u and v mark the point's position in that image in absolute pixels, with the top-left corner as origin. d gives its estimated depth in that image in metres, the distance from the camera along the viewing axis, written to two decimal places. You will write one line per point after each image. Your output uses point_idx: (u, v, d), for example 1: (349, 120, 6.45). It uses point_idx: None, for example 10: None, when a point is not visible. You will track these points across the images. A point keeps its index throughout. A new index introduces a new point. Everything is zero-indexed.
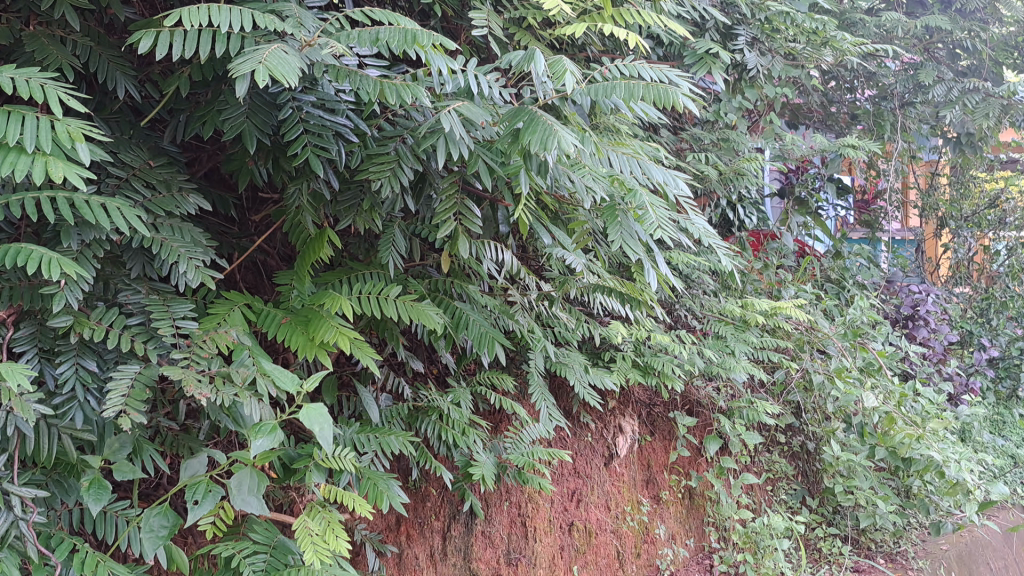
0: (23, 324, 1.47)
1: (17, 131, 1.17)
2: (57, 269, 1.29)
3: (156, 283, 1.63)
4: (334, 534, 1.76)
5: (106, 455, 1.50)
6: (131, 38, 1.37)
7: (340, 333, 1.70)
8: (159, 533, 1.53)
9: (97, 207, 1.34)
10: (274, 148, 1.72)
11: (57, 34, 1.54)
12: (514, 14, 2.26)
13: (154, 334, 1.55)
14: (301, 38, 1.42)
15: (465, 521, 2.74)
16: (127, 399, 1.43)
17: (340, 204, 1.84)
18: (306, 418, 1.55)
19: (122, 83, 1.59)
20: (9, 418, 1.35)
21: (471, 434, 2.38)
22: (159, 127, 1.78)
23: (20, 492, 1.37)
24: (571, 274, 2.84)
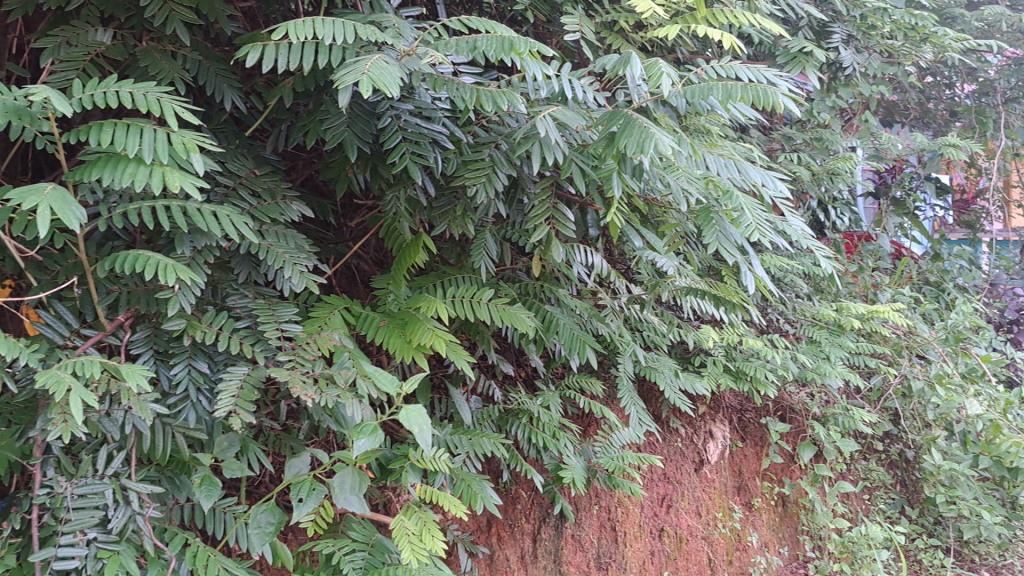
0: (139, 326, 1.55)
1: (136, 144, 1.22)
2: (172, 275, 1.35)
3: (261, 287, 1.69)
4: (431, 533, 1.79)
5: (216, 454, 1.56)
6: (238, 52, 1.41)
7: (436, 336, 1.73)
8: (266, 529, 1.60)
9: (208, 215, 1.39)
10: (374, 156, 1.76)
11: (168, 49, 1.61)
12: (606, 18, 2.26)
13: (260, 337, 1.61)
14: (400, 48, 1.45)
15: (556, 524, 2.74)
16: (236, 400, 1.48)
17: (435, 210, 1.88)
18: (406, 419, 1.59)
19: (228, 95, 1.65)
20: (127, 418, 1.44)
21: (562, 438, 2.39)
22: (261, 137, 1.85)
23: (137, 487, 1.45)
24: (662, 277, 2.82)
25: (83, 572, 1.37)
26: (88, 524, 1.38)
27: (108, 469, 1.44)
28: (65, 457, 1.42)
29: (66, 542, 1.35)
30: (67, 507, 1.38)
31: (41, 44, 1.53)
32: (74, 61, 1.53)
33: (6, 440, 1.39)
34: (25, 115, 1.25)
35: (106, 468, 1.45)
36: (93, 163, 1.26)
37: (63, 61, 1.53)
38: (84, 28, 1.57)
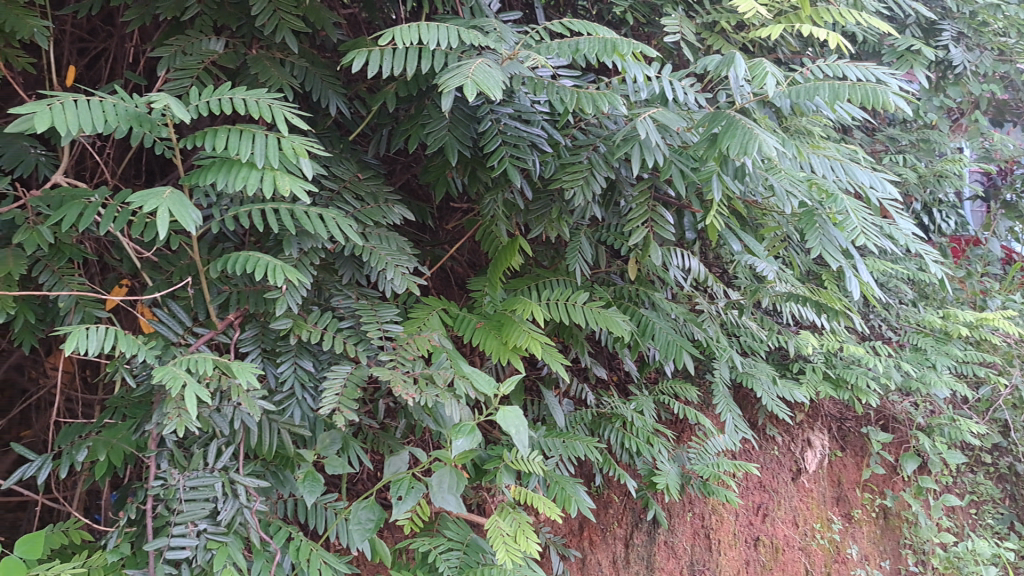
0: (248, 325, 1.61)
1: (248, 148, 1.26)
2: (280, 275, 1.39)
3: (364, 288, 1.73)
4: (525, 535, 1.80)
5: (319, 450, 1.61)
6: (344, 58, 1.45)
7: (532, 338, 1.73)
8: (366, 526, 1.64)
9: (315, 217, 1.43)
10: (473, 160, 1.78)
11: (277, 56, 1.66)
12: (707, 18, 2.24)
13: (363, 336, 1.64)
14: (502, 52, 1.46)
15: (648, 530, 2.70)
16: (340, 398, 1.52)
17: (532, 212, 1.89)
18: (503, 419, 1.61)
19: (334, 100, 1.70)
20: (236, 413, 1.49)
21: (656, 443, 2.36)
22: (363, 142, 1.89)
23: (245, 481, 1.49)
24: (760, 282, 2.77)
25: (193, 562, 1.42)
26: (198, 516, 1.42)
27: (217, 463, 1.49)
28: (177, 450, 1.48)
29: (178, 533, 1.40)
30: (179, 498, 1.42)
31: (158, 53, 1.60)
32: (188, 69, 1.60)
33: (123, 434, 1.53)
34: (145, 121, 1.31)
35: (216, 462, 1.50)
36: (208, 167, 1.31)
37: (178, 70, 1.59)
38: (197, 37, 1.63)
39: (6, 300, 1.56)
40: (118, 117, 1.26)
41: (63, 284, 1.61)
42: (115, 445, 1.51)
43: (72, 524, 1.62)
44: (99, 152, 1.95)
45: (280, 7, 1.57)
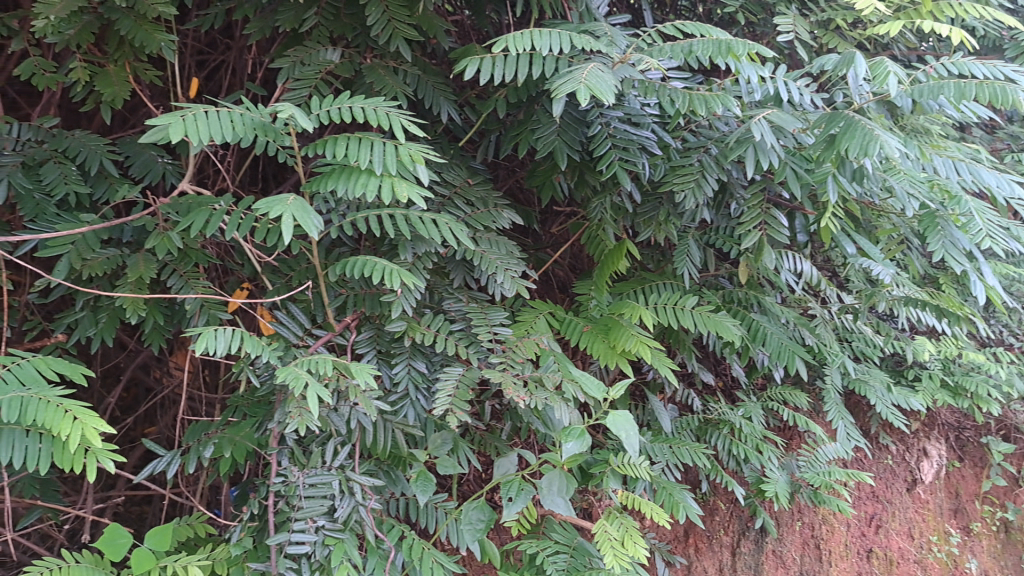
0: (364, 327, 1.66)
1: (367, 156, 1.30)
2: (396, 279, 1.42)
3: (474, 292, 1.75)
4: (633, 540, 1.79)
5: (431, 450, 1.67)
6: (458, 65, 1.48)
7: (641, 342, 1.71)
8: (476, 526, 1.68)
9: (429, 223, 1.46)
10: (582, 164, 1.79)
11: (390, 65, 1.71)
12: (821, 16, 2.19)
13: (474, 339, 1.66)
14: (614, 55, 1.47)
15: (756, 538, 2.65)
16: (452, 399, 1.54)
17: (640, 215, 1.89)
18: (613, 424, 1.61)
19: (445, 107, 1.74)
20: (353, 413, 1.53)
21: (765, 450, 2.32)
22: (471, 148, 1.92)
23: (360, 479, 1.55)
24: (876, 285, 2.69)
25: (312, 557, 1.47)
26: (317, 512, 1.47)
27: (335, 461, 1.54)
28: (297, 448, 1.53)
29: (298, 529, 1.45)
30: (299, 495, 1.47)
31: (278, 64, 1.66)
32: (306, 79, 1.65)
33: (246, 431, 1.58)
34: (270, 131, 1.36)
35: (333, 460, 1.55)
36: (328, 174, 1.36)
37: (297, 80, 1.65)
38: (315, 48, 1.69)
39: (138, 303, 1.65)
40: (244, 126, 1.32)
41: (190, 287, 1.70)
42: (239, 442, 1.56)
43: (197, 518, 1.70)
44: (220, 160, 2.03)
45: (395, 17, 1.61)
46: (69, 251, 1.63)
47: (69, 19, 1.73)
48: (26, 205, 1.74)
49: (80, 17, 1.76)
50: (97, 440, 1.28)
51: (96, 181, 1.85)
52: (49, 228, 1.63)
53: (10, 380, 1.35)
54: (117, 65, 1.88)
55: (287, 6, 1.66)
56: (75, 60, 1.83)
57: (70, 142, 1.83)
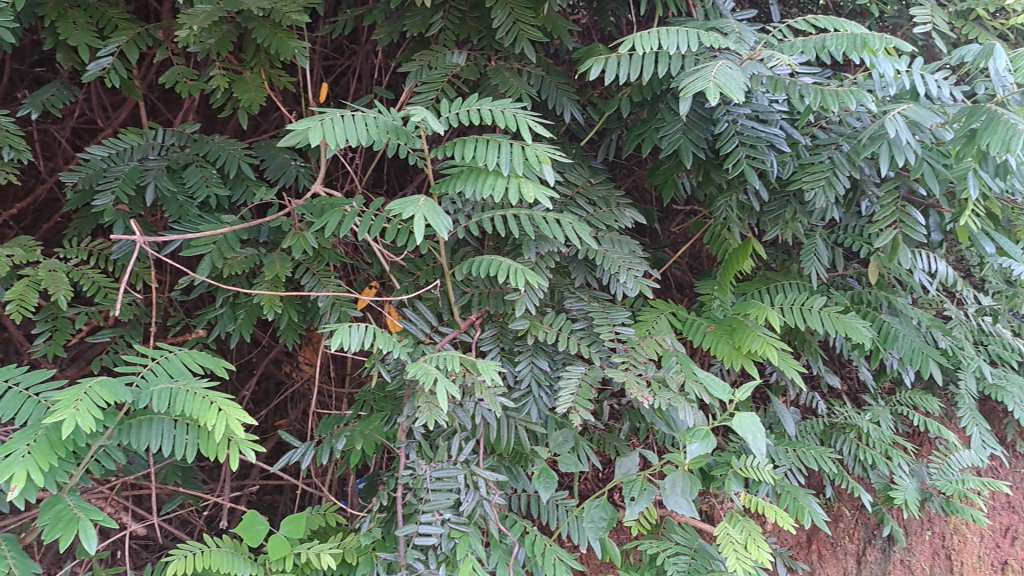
0: (488, 326, 1.70)
1: (494, 156, 1.32)
2: (521, 278, 1.45)
3: (597, 292, 1.76)
4: (757, 544, 1.76)
5: (553, 448, 1.68)
6: (583, 66, 1.49)
7: (767, 343, 1.68)
8: (599, 524, 1.68)
9: (553, 222, 1.47)
10: (707, 163, 1.77)
11: (515, 67, 1.73)
12: (961, 6, 2.10)
13: (596, 338, 1.67)
14: (743, 51, 1.45)
15: (882, 546, 2.56)
16: (575, 397, 1.56)
17: (766, 214, 1.85)
18: (740, 426, 1.59)
19: (568, 107, 1.75)
20: (477, 409, 1.57)
21: (894, 456, 2.23)
22: (592, 148, 1.93)
23: (485, 474, 1.59)
24: (1018, 286, 2.56)
25: (439, 549, 1.53)
26: (444, 505, 1.53)
27: (460, 456, 1.59)
28: (424, 442, 1.60)
29: (426, 520, 1.52)
30: (426, 488, 1.54)
31: (407, 69, 1.71)
32: (433, 83, 1.70)
33: (376, 424, 1.68)
34: (401, 134, 1.39)
35: (459, 453, 1.60)
36: (456, 176, 1.39)
37: (424, 83, 1.69)
38: (442, 51, 1.73)
39: (274, 299, 1.74)
40: (378, 130, 1.37)
41: (322, 285, 1.78)
42: (368, 435, 1.66)
43: (328, 507, 1.77)
44: (349, 162, 2.11)
45: (520, 19, 1.63)
46: (210, 250, 1.73)
47: (210, 29, 1.82)
48: (171, 207, 1.85)
49: (220, 26, 1.84)
50: (241, 432, 1.36)
51: (234, 184, 1.94)
52: (194, 229, 1.74)
53: (159, 373, 1.46)
54: (253, 72, 1.96)
55: (416, 11, 1.72)
56: (215, 67, 1.92)
57: (210, 147, 1.93)
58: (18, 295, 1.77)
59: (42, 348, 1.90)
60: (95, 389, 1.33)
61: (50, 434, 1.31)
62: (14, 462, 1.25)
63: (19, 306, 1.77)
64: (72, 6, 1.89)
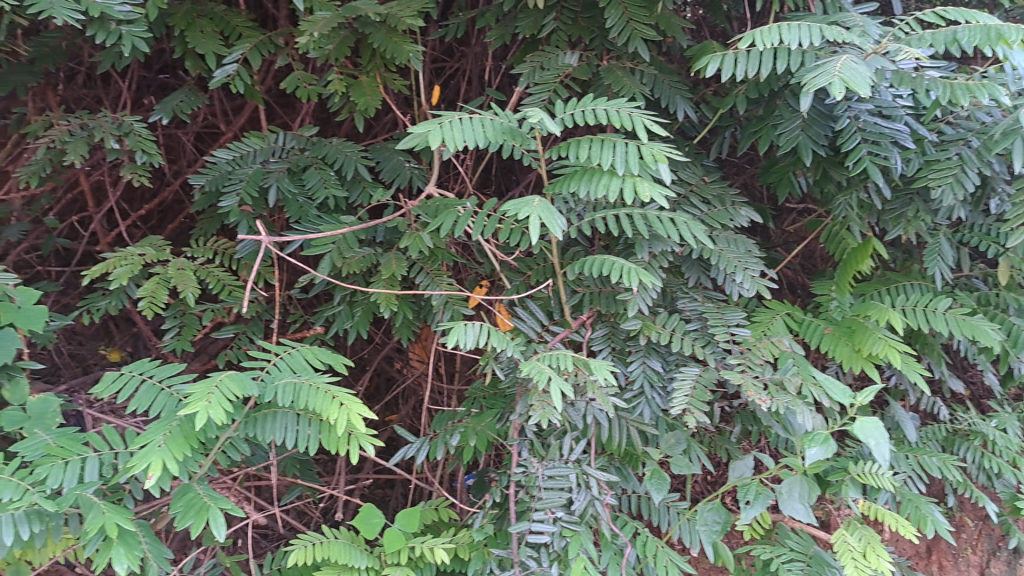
0: (599, 326, 1.69)
1: (610, 156, 1.32)
2: (636, 278, 1.44)
3: (710, 292, 1.73)
4: (876, 552, 1.72)
5: (664, 449, 1.68)
6: (698, 65, 1.49)
7: (889, 346, 1.64)
8: (713, 528, 1.69)
9: (668, 222, 1.46)
10: (826, 160, 1.73)
11: (627, 66, 1.72)
12: None
13: (710, 339, 1.65)
14: (868, 46, 1.42)
15: (1008, 560, 2.44)
16: (689, 399, 1.55)
17: (888, 212, 1.80)
18: (861, 430, 1.56)
19: (682, 105, 1.72)
20: (589, 408, 1.57)
21: (1023, 465, 2.13)
22: (704, 146, 1.91)
23: (597, 474, 1.59)
24: None
25: (552, 547, 1.55)
26: (556, 504, 1.54)
27: (572, 455, 1.60)
28: (536, 440, 1.61)
29: (538, 519, 1.54)
30: (539, 486, 1.56)
31: (520, 70, 1.73)
32: (546, 84, 1.71)
33: (488, 421, 1.71)
34: (516, 135, 1.41)
35: (570, 453, 1.61)
36: (571, 176, 1.40)
37: (537, 85, 1.70)
38: (554, 52, 1.74)
39: (390, 297, 1.79)
40: (494, 131, 1.39)
41: (435, 284, 1.81)
42: (482, 431, 1.70)
43: (441, 502, 1.81)
44: (459, 163, 2.14)
45: (634, 17, 1.63)
46: (331, 250, 1.80)
47: (328, 35, 1.88)
48: (291, 208, 1.92)
49: (338, 32, 1.89)
50: (361, 427, 1.41)
51: (351, 186, 1.99)
52: (315, 229, 1.81)
53: (283, 368, 1.51)
54: (369, 76, 2.01)
55: (527, 13, 1.74)
56: (333, 72, 1.97)
57: (328, 149, 1.99)
58: (149, 292, 1.87)
59: (172, 343, 2.00)
60: (226, 383, 1.39)
61: (183, 426, 1.38)
62: (152, 452, 1.32)
63: (151, 303, 1.87)
64: (199, 15, 1.97)
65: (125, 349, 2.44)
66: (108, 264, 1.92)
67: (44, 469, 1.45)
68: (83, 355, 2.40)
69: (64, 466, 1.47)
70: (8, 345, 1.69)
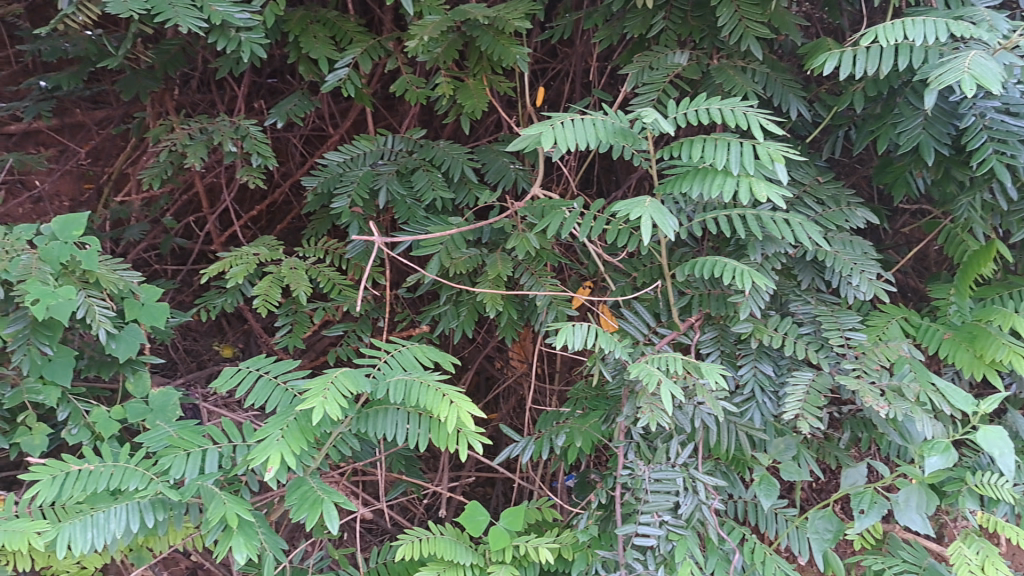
0: (708, 328, 1.68)
1: (725, 156, 1.31)
2: (749, 279, 1.43)
3: (825, 294, 1.69)
4: (996, 566, 1.66)
5: (773, 455, 1.63)
6: (815, 63, 1.48)
7: (1014, 353, 1.59)
8: (824, 536, 1.63)
9: (782, 222, 1.44)
10: (949, 158, 1.68)
11: (739, 64, 1.70)
12: None
13: (824, 343, 1.61)
14: (997, 41, 1.37)
15: None
16: (803, 404, 1.53)
17: (1013, 215, 1.70)
18: (985, 440, 1.52)
19: (795, 104, 1.68)
20: (697, 412, 1.56)
21: None
22: (817, 145, 1.87)
23: (704, 478, 1.57)
24: None
25: (658, 551, 1.54)
26: (662, 507, 1.53)
27: (678, 458, 1.58)
28: (643, 443, 1.61)
29: (644, 521, 1.52)
30: (646, 489, 1.55)
31: (628, 71, 1.73)
32: (655, 83, 1.70)
33: (594, 423, 1.71)
34: (628, 136, 1.40)
35: (677, 457, 1.59)
36: (683, 176, 1.39)
37: (646, 85, 1.70)
38: (663, 52, 1.73)
39: (496, 298, 1.81)
40: (606, 132, 1.39)
41: (540, 284, 1.82)
42: (587, 432, 1.70)
43: (544, 503, 1.81)
44: (563, 163, 2.14)
45: (746, 15, 1.61)
46: (439, 250, 1.84)
47: (438, 39, 1.90)
48: (400, 210, 1.96)
49: (447, 36, 1.92)
50: (471, 424, 1.42)
51: (457, 187, 2.02)
52: (424, 230, 1.85)
53: (394, 365, 1.54)
54: (476, 78, 2.03)
55: (636, 13, 1.74)
56: (441, 75, 1.99)
57: (436, 152, 2.02)
58: (263, 291, 1.93)
59: (285, 340, 2.06)
60: (341, 379, 1.43)
61: (300, 420, 1.42)
62: (271, 445, 1.37)
63: (265, 301, 1.93)
64: (313, 22, 2.04)
65: (237, 345, 2.52)
66: (225, 263, 1.99)
67: (167, 459, 1.51)
68: (198, 350, 2.49)
69: (186, 456, 1.53)
70: (132, 341, 1.78)
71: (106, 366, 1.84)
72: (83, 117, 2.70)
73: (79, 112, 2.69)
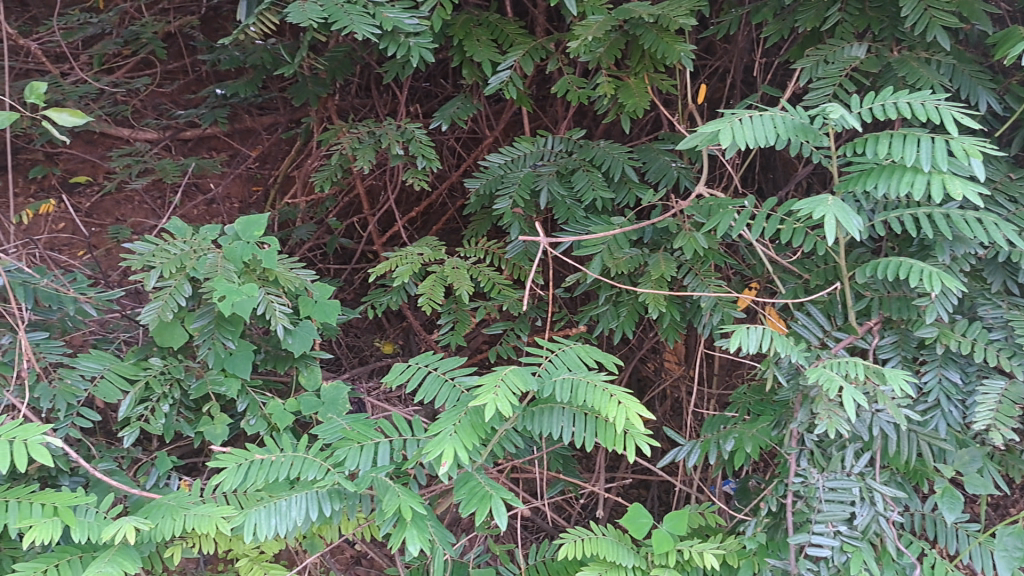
0: (887, 332, 1.62)
1: (915, 152, 1.25)
2: (938, 281, 1.36)
3: (1017, 297, 1.59)
4: None
5: (957, 467, 1.53)
6: (1011, 52, 1.40)
7: None
8: (1013, 554, 1.52)
9: (974, 221, 1.36)
10: None
11: (922, 56, 1.63)
12: None
13: (1018, 349, 1.51)
14: None
15: None
16: (995, 413, 1.46)
17: None
18: None
19: (984, 97, 1.60)
20: (875, 419, 1.51)
21: None
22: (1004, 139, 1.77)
23: (882, 489, 1.51)
24: None
25: (832, 561, 1.48)
26: (837, 518, 1.48)
27: (855, 467, 1.53)
28: (816, 450, 1.56)
29: (818, 531, 1.48)
30: (820, 498, 1.50)
31: (802, 65, 1.68)
32: (831, 78, 1.65)
33: (762, 427, 1.67)
34: (808, 132, 1.36)
35: (853, 465, 1.54)
36: (868, 173, 1.34)
37: (821, 79, 1.65)
38: (839, 45, 1.67)
39: (658, 298, 1.79)
40: (785, 129, 1.35)
41: (704, 285, 1.78)
42: (756, 437, 1.66)
43: (707, 507, 1.78)
44: (727, 161, 2.10)
45: (932, 4, 1.53)
46: (601, 251, 1.84)
47: (601, 39, 1.90)
48: (560, 210, 1.96)
49: (610, 35, 1.91)
50: (640, 425, 1.41)
51: (618, 187, 2.00)
52: (586, 230, 1.86)
53: (559, 365, 1.55)
54: (638, 77, 2.00)
55: (809, 6, 1.68)
56: (603, 75, 1.99)
57: (596, 151, 2.01)
58: (427, 290, 1.98)
59: (447, 338, 2.10)
60: (511, 377, 1.44)
61: (472, 416, 1.44)
62: (445, 440, 1.39)
63: (429, 301, 1.98)
64: (476, 25, 2.07)
65: (397, 342, 2.59)
66: (391, 263, 2.04)
67: (343, 451, 1.56)
68: (361, 346, 2.57)
69: (360, 449, 1.58)
70: (307, 336, 1.84)
71: (281, 360, 1.92)
72: (252, 123, 2.84)
73: (249, 118, 2.84)
